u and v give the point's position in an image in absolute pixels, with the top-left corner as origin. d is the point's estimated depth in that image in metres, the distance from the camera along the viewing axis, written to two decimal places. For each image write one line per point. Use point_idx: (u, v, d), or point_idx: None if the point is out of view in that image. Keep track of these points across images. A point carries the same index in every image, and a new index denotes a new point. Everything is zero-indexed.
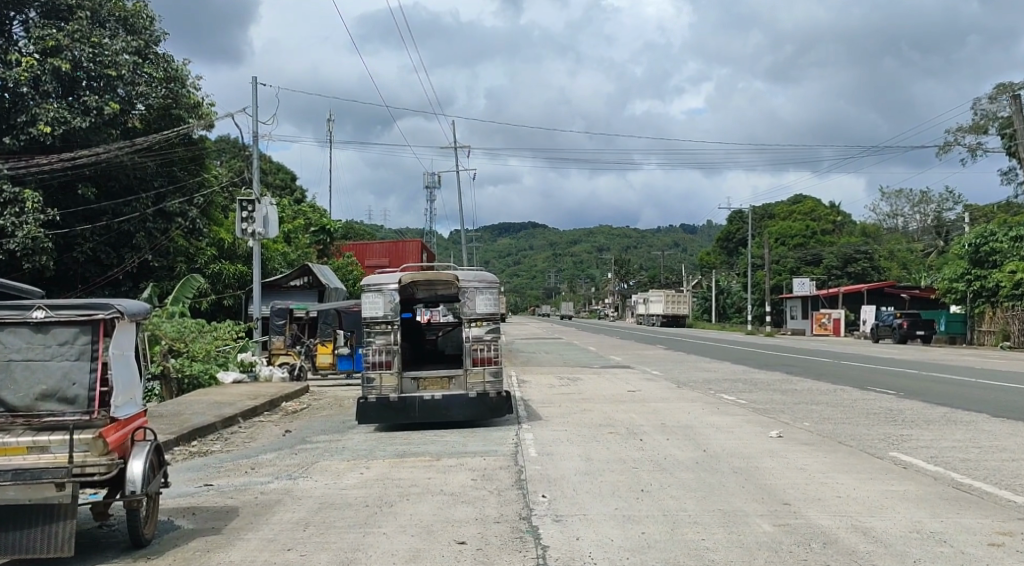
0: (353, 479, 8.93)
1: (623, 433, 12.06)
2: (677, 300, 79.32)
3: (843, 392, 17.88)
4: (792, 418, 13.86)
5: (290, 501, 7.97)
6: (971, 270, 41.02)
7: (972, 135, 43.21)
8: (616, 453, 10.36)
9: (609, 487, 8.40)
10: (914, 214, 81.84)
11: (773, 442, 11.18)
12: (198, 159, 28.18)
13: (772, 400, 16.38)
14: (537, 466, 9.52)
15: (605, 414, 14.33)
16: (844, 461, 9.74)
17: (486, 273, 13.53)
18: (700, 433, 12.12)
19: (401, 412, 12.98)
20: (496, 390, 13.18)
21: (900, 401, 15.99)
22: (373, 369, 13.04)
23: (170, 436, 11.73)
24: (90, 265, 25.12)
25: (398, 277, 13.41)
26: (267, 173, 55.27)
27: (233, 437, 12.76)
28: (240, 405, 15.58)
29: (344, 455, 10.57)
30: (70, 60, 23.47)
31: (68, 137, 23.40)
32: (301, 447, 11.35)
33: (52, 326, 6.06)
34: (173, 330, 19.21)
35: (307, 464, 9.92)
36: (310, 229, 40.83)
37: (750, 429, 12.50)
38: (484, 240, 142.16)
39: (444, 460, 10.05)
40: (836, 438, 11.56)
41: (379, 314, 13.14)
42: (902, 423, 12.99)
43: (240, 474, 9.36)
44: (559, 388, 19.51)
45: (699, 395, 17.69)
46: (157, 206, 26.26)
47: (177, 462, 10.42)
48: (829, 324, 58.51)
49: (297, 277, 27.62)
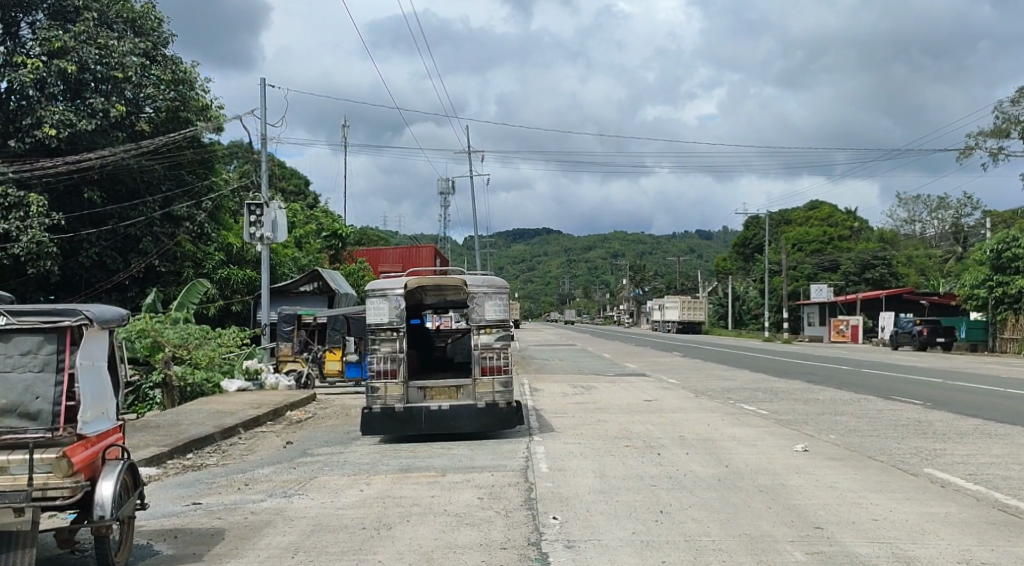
0: (352, 497, 8.36)
1: (641, 447, 11.43)
2: (692, 306, 78.58)
3: (868, 401, 17.17)
4: (818, 430, 13.20)
5: (281, 523, 7.40)
6: (993, 275, 40.18)
7: (993, 139, 42.37)
8: (633, 469, 9.74)
9: (626, 508, 7.78)
10: (932, 219, 80.81)
11: (799, 457, 10.53)
12: (207, 163, 27.80)
13: (795, 411, 15.71)
14: (549, 483, 8.92)
15: (621, 426, 13.75)
16: (876, 478, 9.08)
17: (495, 278, 12.98)
18: (721, 447, 11.48)
19: (407, 423, 12.42)
20: (506, 400, 12.60)
21: (926, 412, 15.38)
22: (378, 379, 12.50)
23: (164, 448, 11.20)
24: (96, 270, 24.72)
25: (404, 282, 12.85)
26: (279, 179, 54.96)
27: (232, 449, 12.22)
28: (242, 414, 15.05)
29: (344, 470, 10.00)
30: (76, 62, 23.12)
31: (75, 140, 23.06)
32: (300, 461, 10.78)
33: (12, 334, 5.57)
34: (177, 337, 18.83)
35: (305, 480, 9.34)
36: (323, 233, 40.35)
37: (773, 442, 11.85)
38: (499, 247, 141.80)
39: (449, 476, 9.46)
40: (865, 453, 10.90)
41: (384, 320, 12.60)
42: (934, 437, 12.33)
43: (232, 491, 8.79)
44: (573, 397, 18.91)
45: (718, 405, 17.04)
46: (164, 210, 25.84)
47: (168, 476, 9.89)
48: (847, 331, 57.65)
49: (307, 282, 27.14)
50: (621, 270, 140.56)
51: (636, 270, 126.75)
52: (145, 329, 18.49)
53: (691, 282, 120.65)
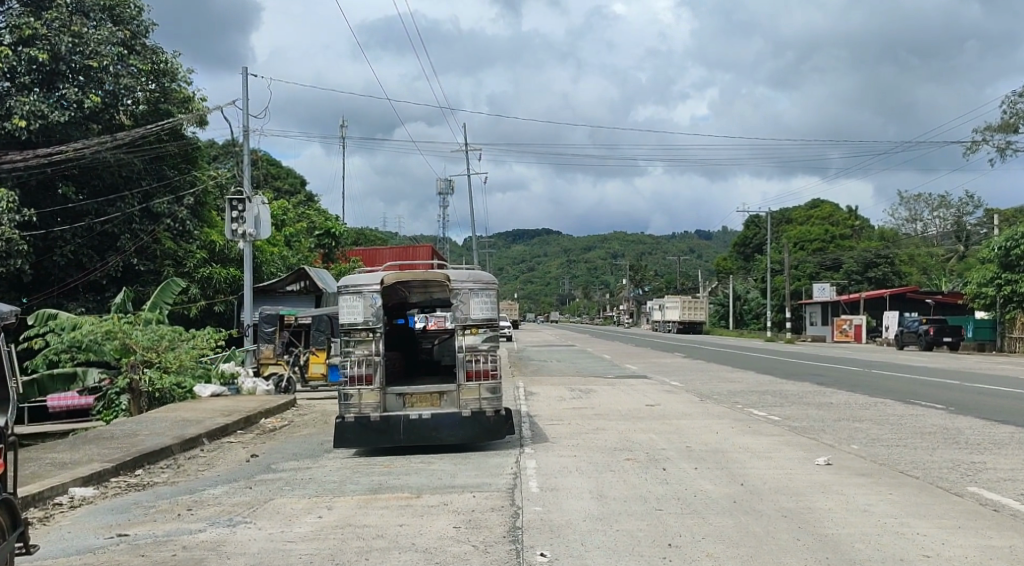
0: (305, 527, 7.15)
1: (643, 460, 10.19)
2: (693, 306, 77.28)
3: (885, 406, 15.92)
4: (838, 439, 12.00)
5: (214, 561, 6.17)
6: (1002, 274, 38.74)
7: (1001, 133, 41.11)
8: (635, 488, 8.54)
9: (626, 540, 6.60)
10: (933, 218, 79.58)
11: (822, 472, 9.32)
12: (189, 157, 26.52)
13: (811, 418, 14.46)
14: (539, 508, 7.69)
15: (620, 435, 12.55)
16: (916, 500, 7.87)
17: (482, 272, 11.70)
18: (733, 460, 10.24)
19: (384, 433, 11.21)
20: (494, 407, 11.38)
21: (953, 418, 14.10)
22: (351, 385, 11.30)
23: (110, 463, 9.96)
24: (71, 268, 23.48)
25: (381, 277, 11.62)
26: (269, 177, 53.72)
27: (189, 463, 10.98)
28: (209, 423, 13.81)
29: (306, 490, 8.76)
30: (48, 51, 21.88)
31: (48, 132, 21.93)
32: (259, 479, 9.54)
33: None
34: (148, 340, 17.30)
35: (258, 504, 8.13)
36: (314, 232, 39.23)
37: (792, 454, 10.64)
38: (499, 248, 140.49)
39: (425, 498, 8.23)
40: (895, 467, 9.69)
41: (358, 320, 11.37)
42: (968, 447, 11.12)
43: (169, 519, 7.55)
44: (570, 401, 17.73)
45: (725, 410, 15.81)
46: (143, 205, 24.57)
47: (105, 499, 8.64)
48: (849, 330, 56.42)
49: (292, 282, 25.87)
50: (621, 270, 139.25)
51: (636, 269, 125.74)
52: (113, 331, 16.82)
53: (692, 282, 119.67)
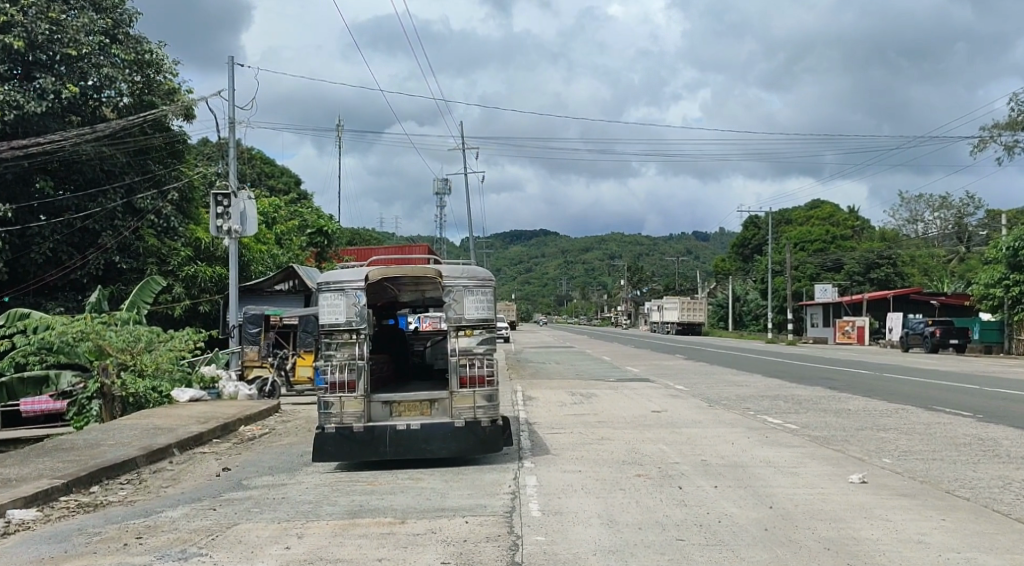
0: (268, 562, 6.08)
1: (656, 477, 9.18)
2: (693, 308, 76.13)
3: (907, 414, 14.86)
4: (866, 451, 10.97)
5: None
6: (1010, 275, 37.50)
7: (1009, 130, 40.03)
8: (651, 513, 7.48)
9: None
10: (934, 218, 78.50)
11: (859, 492, 8.29)
12: (174, 151, 25.47)
13: (832, 426, 13.43)
14: (542, 538, 6.66)
15: (629, 445, 11.52)
16: (976, 529, 6.82)
17: (478, 268, 10.67)
18: (755, 476, 9.22)
19: (368, 445, 10.18)
20: (490, 417, 10.31)
21: (984, 427, 13.04)
22: (332, 393, 10.24)
23: (59, 480, 8.87)
24: (48, 265, 22.28)
25: (366, 273, 10.58)
26: (262, 176, 52.63)
27: (153, 479, 9.90)
28: (182, 431, 12.74)
29: (276, 513, 7.70)
30: (22, 38, 20.73)
31: (24, 124, 20.72)
32: (226, 499, 8.46)
33: None
34: (123, 341, 16.11)
35: (218, 530, 7.07)
36: (306, 230, 38.31)
37: (821, 469, 9.60)
38: (496, 249, 139.16)
39: (410, 524, 7.18)
40: (937, 485, 8.66)
41: (340, 321, 10.33)
42: (1011, 460, 10.08)
43: (111, 552, 6.46)
44: (572, 407, 16.68)
45: (737, 418, 14.75)
46: (126, 199, 23.40)
47: (42, 524, 7.52)
48: (851, 332, 55.29)
49: (281, 281, 24.84)
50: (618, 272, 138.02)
51: (633, 271, 124.62)
52: (87, 331, 15.67)
53: (691, 283, 118.53)
